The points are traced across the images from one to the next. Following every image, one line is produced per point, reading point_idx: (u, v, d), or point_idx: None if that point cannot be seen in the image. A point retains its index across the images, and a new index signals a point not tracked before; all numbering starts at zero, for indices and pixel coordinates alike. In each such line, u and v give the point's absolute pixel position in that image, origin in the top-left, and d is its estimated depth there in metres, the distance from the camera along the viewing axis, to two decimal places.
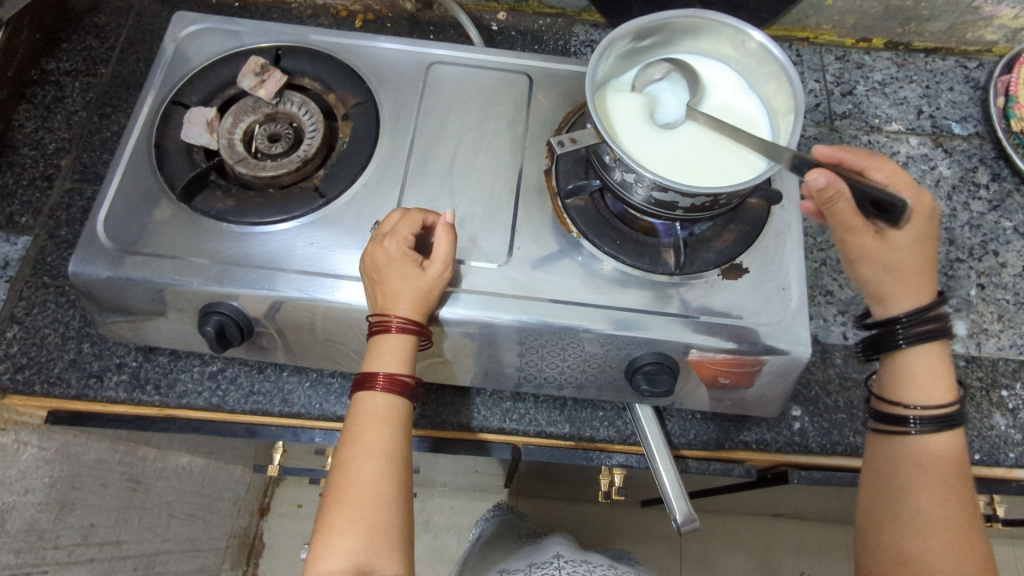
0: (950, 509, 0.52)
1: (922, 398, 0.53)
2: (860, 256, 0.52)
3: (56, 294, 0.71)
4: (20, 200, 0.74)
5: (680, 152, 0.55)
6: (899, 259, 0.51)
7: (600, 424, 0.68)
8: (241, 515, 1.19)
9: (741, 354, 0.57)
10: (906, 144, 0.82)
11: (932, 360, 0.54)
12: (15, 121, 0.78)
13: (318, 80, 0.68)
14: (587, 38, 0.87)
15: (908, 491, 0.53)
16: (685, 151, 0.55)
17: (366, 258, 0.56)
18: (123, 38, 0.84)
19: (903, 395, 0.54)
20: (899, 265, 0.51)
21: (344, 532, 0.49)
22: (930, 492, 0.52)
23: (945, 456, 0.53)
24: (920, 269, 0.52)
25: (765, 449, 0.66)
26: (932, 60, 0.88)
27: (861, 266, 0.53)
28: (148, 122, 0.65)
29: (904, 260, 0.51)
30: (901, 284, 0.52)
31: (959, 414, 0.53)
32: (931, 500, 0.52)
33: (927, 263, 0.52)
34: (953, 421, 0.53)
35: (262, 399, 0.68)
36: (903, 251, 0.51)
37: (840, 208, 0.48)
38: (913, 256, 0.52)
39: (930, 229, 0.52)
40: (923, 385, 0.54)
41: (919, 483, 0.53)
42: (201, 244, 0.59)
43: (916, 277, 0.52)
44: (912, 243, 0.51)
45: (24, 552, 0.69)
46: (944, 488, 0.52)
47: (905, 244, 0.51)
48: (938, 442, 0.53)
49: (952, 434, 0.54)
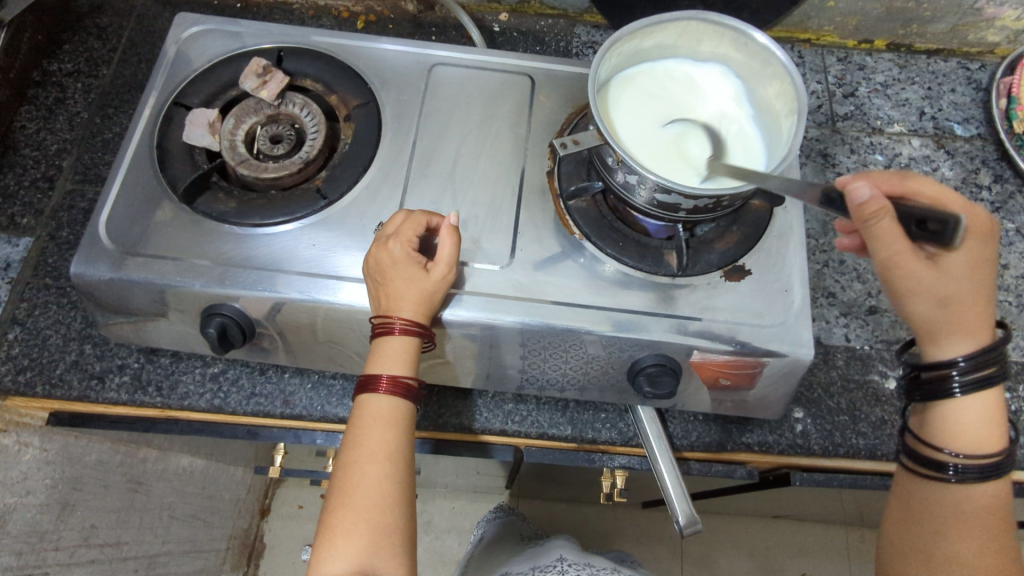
0: (989, 558, 0.50)
1: (968, 446, 0.51)
2: (916, 287, 0.48)
3: (57, 296, 0.71)
4: (21, 201, 0.74)
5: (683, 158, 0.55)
6: (954, 287, 0.48)
7: (603, 426, 0.68)
8: (241, 516, 1.19)
9: (744, 356, 0.56)
10: (908, 145, 0.82)
11: (982, 406, 0.51)
12: (17, 122, 0.78)
13: (320, 82, 0.68)
14: (588, 39, 0.86)
15: (944, 536, 0.51)
16: (686, 144, 0.55)
17: (370, 260, 0.56)
18: (124, 39, 0.84)
19: (945, 438, 0.51)
20: (957, 295, 0.48)
21: (346, 534, 0.49)
22: (969, 538, 0.51)
23: (987, 506, 0.51)
24: (974, 300, 0.49)
25: (767, 451, 0.66)
26: (934, 61, 0.88)
27: (913, 296, 0.49)
28: (150, 123, 0.65)
29: (959, 288, 0.48)
30: (957, 317, 0.49)
31: (1006, 464, 0.51)
32: (971, 549, 0.50)
33: (980, 295, 0.49)
34: (999, 470, 0.51)
35: (264, 401, 0.68)
36: (958, 280, 0.48)
37: (884, 228, 0.44)
38: (970, 285, 0.48)
39: (984, 251, 0.49)
40: (972, 433, 0.51)
41: (958, 529, 0.51)
42: (203, 246, 0.59)
43: (970, 311, 0.49)
44: (970, 271, 0.48)
45: (25, 554, 0.69)
46: (983, 534, 0.50)
47: (962, 271, 0.48)
48: (981, 492, 0.51)
49: (995, 483, 0.51)
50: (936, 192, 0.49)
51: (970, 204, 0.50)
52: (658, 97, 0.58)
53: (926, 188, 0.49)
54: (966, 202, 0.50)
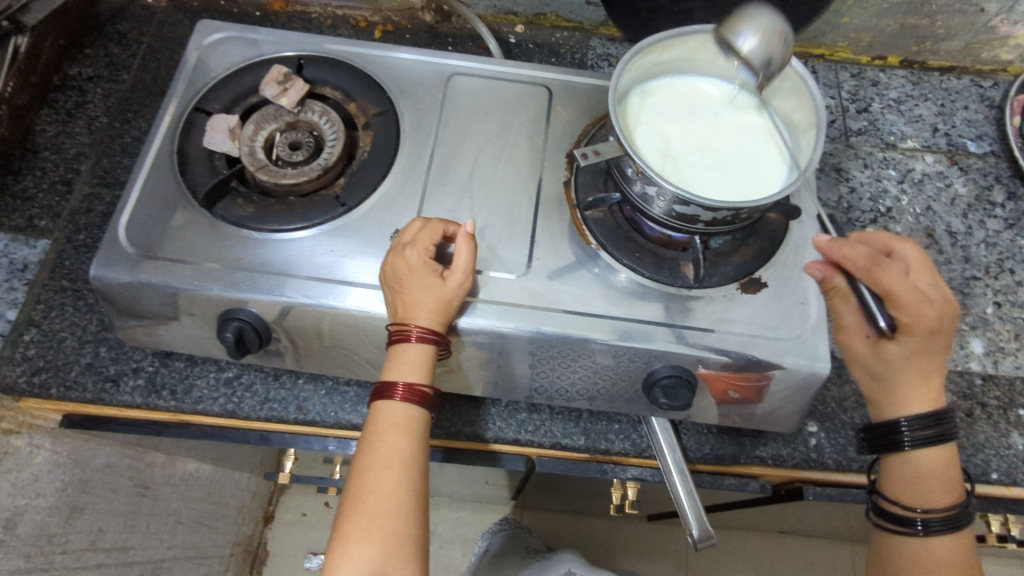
0: None
1: (918, 501, 0.54)
2: (857, 356, 0.55)
3: (74, 298, 0.71)
4: (40, 204, 0.75)
5: (701, 171, 0.55)
6: (898, 371, 0.52)
7: (616, 437, 0.68)
8: (245, 522, 1.18)
9: (761, 369, 0.56)
10: (921, 161, 0.82)
11: (931, 465, 0.54)
12: (37, 125, 0.79)
13: (339, 90, 0.68)
14: (603, 52, 0.87)
15: None
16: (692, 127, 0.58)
17: (387, 267, 0.56)
18: (145, 46, 0.85)
19: (909, 493, 0.54)
20: (888, 375, 0.53)
21: (361, 541, 0.49)
22: None
23: (948, 558, 0.54)
24: (913, 381, 0.52)
25: (781, 465, 0.66)
26: (947, 78, 0.89)
27: (857, 367, 0.55)
28: (171, 128, 0.65)
29: (896, 372, 0.52)
30: (892, 392, 0.53)
31: (965, 515, 0.54)
32: None
33: (923, 376, 0.52)
34: (960, 522, 0.54)
35: (278, 406, 0.68)
36: (896, 367, 0.52)
37: (840, 302, 0.53)
38: (913, 372, 0.52)
39: (934, 345, 0.50)
40: (921, 491, 0.54)
41: None
42: (222, 251, 0.60)
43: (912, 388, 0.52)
44: (907, 361, 0.51)
45: (34, 556, 0.68)
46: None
47: (897, 359, 0.52)
48: (939, 543, 0.54)
49: (953, 536, 0.54)
50: (884, 283, 0.49)
51: (925, 302, 0.49)
52: (679, 107, 0.59)
53: (877, 279, 0.49)
54: (921, 299, 0.49)
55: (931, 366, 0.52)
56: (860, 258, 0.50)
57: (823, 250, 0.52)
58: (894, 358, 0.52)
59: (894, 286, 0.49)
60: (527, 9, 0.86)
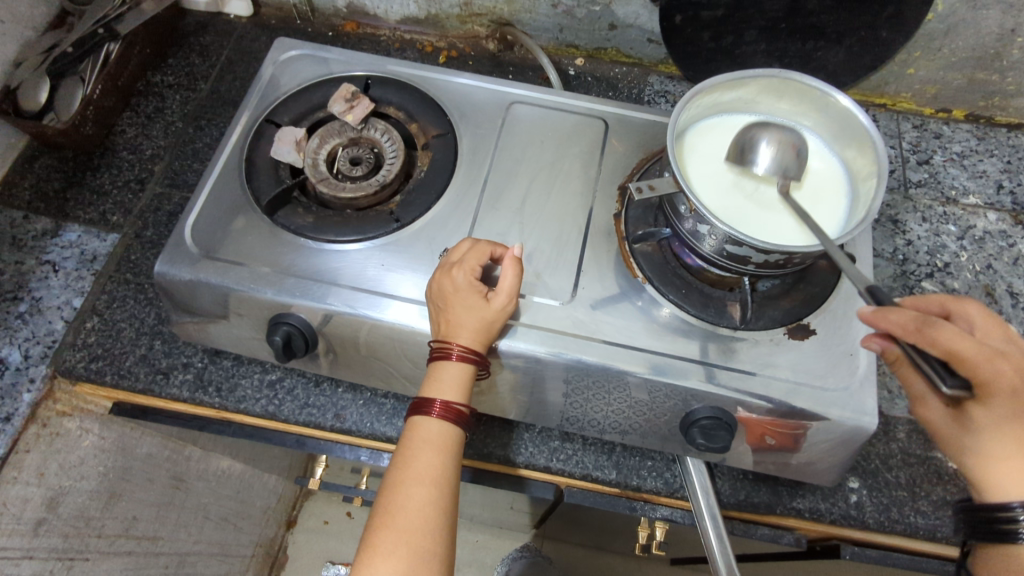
0: None
1: None
2: (946, 432, 0.49)
3: (136, 291, 0.74)
4: (113, 200, 0.79)
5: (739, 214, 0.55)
6: (981, 440, 0.46)
7: (648, 474, 0.67)
8: (269, 525, 1.20)
9: (804, 417, 0.55)
10: (983, 218, 0.80)
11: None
12: (118, 126, 0.84)
13: (402, 110, 0.71)
14: (661, 88, 0.88)
15: None
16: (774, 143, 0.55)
17: (433, 285, 0.57)
18: (223, 58, 0.90)
19: None
20: (981, 449, 0.46)
21: (388, 555, 0.48)
22: None
23: None
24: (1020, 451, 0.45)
25: (817, 519, 0.64)
26: (1015, 135, 0.86)
27: (947, 444, 0.49)
28: (242, 137, 0.69)
29: (993, 444, 0.45)
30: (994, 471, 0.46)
31: None
32: None
33: None
34: None
35: (316, 412, 0.69)
36: (991, 435, 0.45)
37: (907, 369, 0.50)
38: (1008, 440, 0.45)
39: None
40: None
41: None
42: (278, 257, 0.62)
43: (1014, 458, 0.45)
44: (997, 428, 0.45)
45: (70, 537, 0.70)
46: None
47: (988, 426, 0.45)
48: None
49: None
50: (946, 349, 0.41)
51: (996, 355, 0.42)
52: None
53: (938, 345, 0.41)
54: (995, 354, 0.42)
55: None
56: (908, 323, 0.42)
57: (868, 321, 0.44)
58: (988, 426, 0.45)
59: (958, 351, 0.41)
60: (588, 43, 0.88)
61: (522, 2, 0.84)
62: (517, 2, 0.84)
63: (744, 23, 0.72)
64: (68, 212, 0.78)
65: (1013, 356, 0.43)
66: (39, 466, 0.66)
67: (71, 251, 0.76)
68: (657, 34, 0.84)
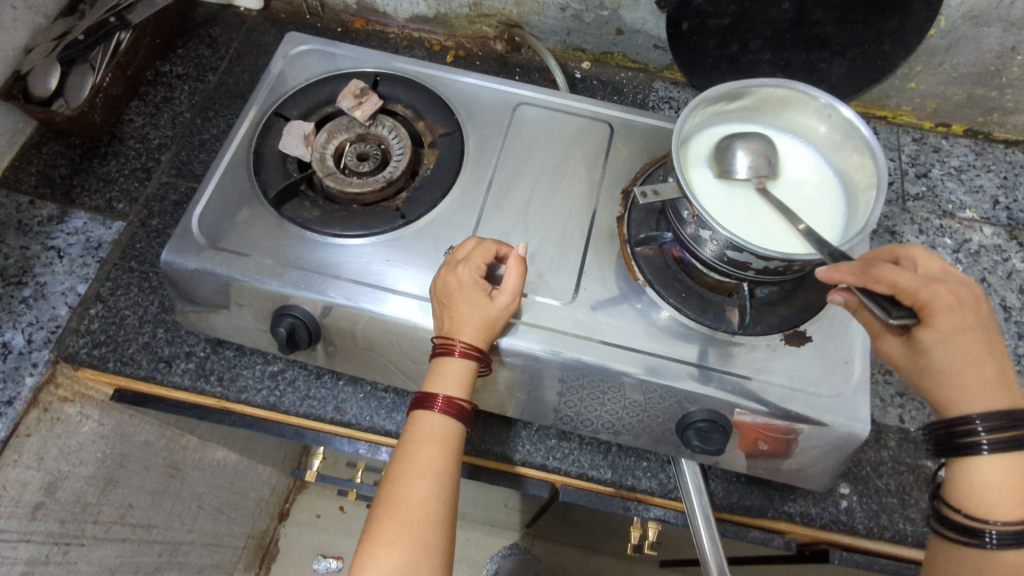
0: None
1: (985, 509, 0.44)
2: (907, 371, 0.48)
3: (140, 279, 0.75)
4: (119, 187, 0.80)
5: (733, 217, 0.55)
6: (938, 365, 0.45)
7: (643, 474, 0.68)
8: (262, 517, 1.20)
9: (798, 422, 0.56)
10: (979, 232, 0.81)
11: (1007, 471, 0.44)
12: (126, 114, 0.84)
13: (410, 108, 0.72)
14: (665, 94, 0.89)
15: None
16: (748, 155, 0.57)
17: (438, 282, 0.58)
18: (232, 50, 0.90)
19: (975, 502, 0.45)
20: (939, 374, 0.45)
21: (390, 546, 0.49)
22: None
23: None
24: (975, 369, 0.45)
25: (808, 523, 0.65)
26: (1012, 152, 0.88)
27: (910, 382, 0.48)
28: (251, 129, 0.69)
29: (950, 366, 0.45)
30: (954, 393, 0.45)
31: None
32: None
33: (983, 358, 0.45)
34: None
35: (316, 404, 0.70)
36: (944, 358, 0.45)
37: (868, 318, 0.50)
38: (962, 360, 0.44)
39: (972, 319, 0.44)
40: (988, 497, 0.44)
41: None
42: (284, 249, 0.62)
43: (967, 379, 0.45)
44: (950, 351, 0.45)
45: (67, 522, 0.71)
46: None
47: (941, 352, 0.45)
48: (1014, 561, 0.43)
49: None
50: (887, 282, 0.43)
51: (934, 282, 0.44)
52: None
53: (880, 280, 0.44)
54: (931, 281, 0.44)
55: (981, 348, 0.45)
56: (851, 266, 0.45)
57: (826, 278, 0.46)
58: (942, 351, 0.45)
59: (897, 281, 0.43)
60: (595, 47, 0.89)
61: (531, 5, 0.84)
62: (526, 4, 0.84)
63: (750, 32, 0.73)
64: (74, 199, 0.78)
65: (952, 284, 0.45)
66: (39, 450, 0.67)
67: (76, 237, 0.76)
68: (664, 40, 0.85)
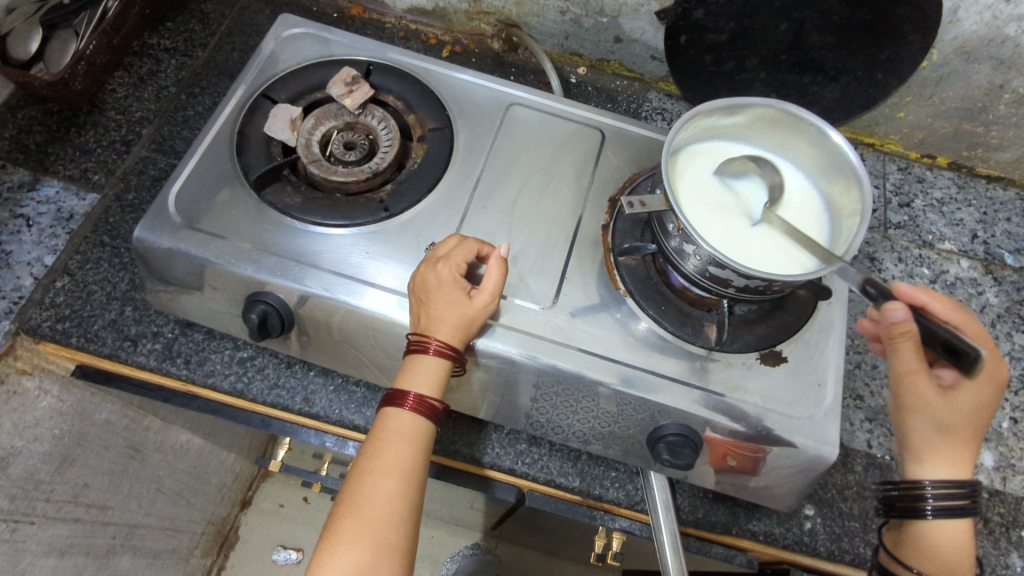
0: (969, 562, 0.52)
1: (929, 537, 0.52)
2: (914, 406, 0.52)
3: (110, 254, 0.73)
4: (96, 158, 0.77)
5: (717, 231, 0.56)
6: (949, 413, 0.51)
7: (611, 485, 0.68)
8: (223, 503, 1.17)
9: (768, 443, 0.56)
10: (956, 265, 0.82)
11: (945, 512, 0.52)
12: (109, 84, 0.82)
13: (401, 100, 0.71)
14: (659, 105, 0.89)
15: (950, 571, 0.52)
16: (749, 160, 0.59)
17: (417, 278, 0.57)
18: (224, 27, 0.88)
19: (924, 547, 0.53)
20: (950, 423, 0.51)
21: (351, 544, 0.48)
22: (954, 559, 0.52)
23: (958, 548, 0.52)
24: (967, 437, 0.52)
25: (771, 542, 0.65)
26: (993, 188, 0.89)
27: (910, 416, 0.53)
28: (236, 109, 0.68)
29: (962, 423, 0.51)
30: (945, 440, 0.52)
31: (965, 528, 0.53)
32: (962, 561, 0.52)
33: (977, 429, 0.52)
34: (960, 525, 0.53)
35: (285, 394, 0.68)
36: (960, 412, 0.51)
37: (903, 346, 0.50)
38: (971, 420, 0.51)
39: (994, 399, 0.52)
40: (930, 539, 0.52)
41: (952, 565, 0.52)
42: (262, 234, 0.61)
43: (965, 438, 0.52)
44: (970, 408, 0.51)
45: (17, 500, 0.67)
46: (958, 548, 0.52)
47: (964, 405, 0.51)
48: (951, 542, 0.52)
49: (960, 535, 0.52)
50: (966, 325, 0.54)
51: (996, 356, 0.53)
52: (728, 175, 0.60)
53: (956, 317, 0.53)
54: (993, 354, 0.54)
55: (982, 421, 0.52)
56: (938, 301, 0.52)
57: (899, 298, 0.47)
58: (962, 400, 0.51)
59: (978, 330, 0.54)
60: (592, 53, 0.89)
61: (530, 6, 0.84)
62: (526, 5, 0.84)
63: (747, 51, 0.74)
64: (49, 166, 0.76)
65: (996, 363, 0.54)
66: None
67: (48, 207, 0.74)
68: (661, 52, 0.85)
